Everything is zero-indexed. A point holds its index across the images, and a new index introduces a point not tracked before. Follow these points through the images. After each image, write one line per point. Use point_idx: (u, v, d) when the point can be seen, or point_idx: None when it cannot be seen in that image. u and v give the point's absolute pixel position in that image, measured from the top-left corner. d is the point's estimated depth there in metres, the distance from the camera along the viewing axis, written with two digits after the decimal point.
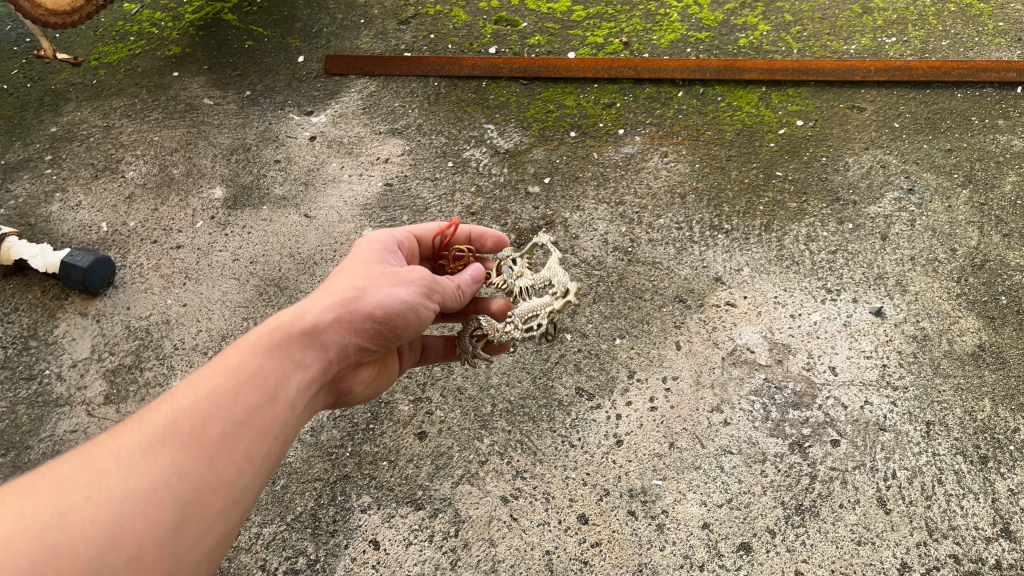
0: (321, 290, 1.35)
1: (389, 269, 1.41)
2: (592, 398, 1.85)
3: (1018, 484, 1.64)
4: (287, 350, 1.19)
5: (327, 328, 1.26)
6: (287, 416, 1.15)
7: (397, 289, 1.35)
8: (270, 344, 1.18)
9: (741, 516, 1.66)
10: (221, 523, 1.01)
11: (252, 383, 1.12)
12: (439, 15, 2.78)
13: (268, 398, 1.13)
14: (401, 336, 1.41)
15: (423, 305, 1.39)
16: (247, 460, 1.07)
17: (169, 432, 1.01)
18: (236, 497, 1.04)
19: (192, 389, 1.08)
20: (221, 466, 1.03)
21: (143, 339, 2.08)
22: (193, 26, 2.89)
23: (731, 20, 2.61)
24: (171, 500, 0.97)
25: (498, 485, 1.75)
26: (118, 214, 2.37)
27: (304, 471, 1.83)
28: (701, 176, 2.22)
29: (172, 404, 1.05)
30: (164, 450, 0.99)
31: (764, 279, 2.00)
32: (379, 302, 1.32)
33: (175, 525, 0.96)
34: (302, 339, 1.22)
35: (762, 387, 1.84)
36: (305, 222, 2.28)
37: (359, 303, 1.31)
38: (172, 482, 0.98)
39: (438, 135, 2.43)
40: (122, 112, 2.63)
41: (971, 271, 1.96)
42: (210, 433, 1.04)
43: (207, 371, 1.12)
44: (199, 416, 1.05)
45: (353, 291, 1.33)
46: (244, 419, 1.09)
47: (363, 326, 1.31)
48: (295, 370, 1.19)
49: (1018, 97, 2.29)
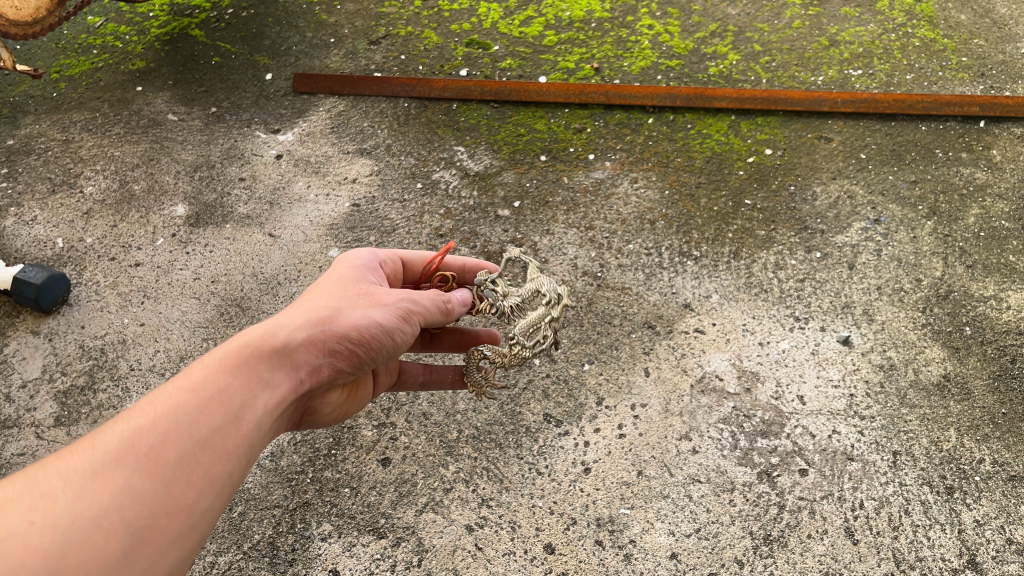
0: (294, 306, 1.31)
1: (367, 290, 1.38)
2: (560, 425, 1.83)
3: (984, 515, 1.64)
4: (258, 367, 1.14)
5: (300, 346, 1.22)
6: (253, 438, 1.10)
7: (373, 311, 1.33)
8: (239, 360, 1.13)
9: (709, 546, 1.64)
10: (172, 551, 0.97)
11: (217, 401, 1.08)
12: (410, 36, 2.77)
13: (232, 417, 1.08)
14: (377, 360, 1.37)
15: (399, 329, 1.37)
16: (207, 483, 1.02)
17: (124, 452, 0.97)
18: (192, 523, 0.99)
19: (152, 406, 1.03)
20: (179, 489, 0.99)
21: (97, 359, 2.02)
22: (158, 41, 2.85)
23: (701, 49, 2.63)
24: (120, 525, 0.92)
25: (463, 514, 1.71)
26: (74, 229, 2.30)
27: (263, 498, 1.78)
28: (670, 204, 2.21)
29: (129, 421, 1.00)
30: (117, 472, 0.95)
31: (733, 306, 1.99)
32: (355, 323, 1.29)
33: (122, 553, 0.91)
34: (273, 356, 1.17)
35: (730, 415, 1.82)
36: (270, 242, 2.23)
37: (333, 322, 1.28)
38: (124, 507, 0.93)
39: (408, 155, 2.40)
40: (82, 126, 2.57)
41: (936, 301, 1.98)
42: (169, 453, 0.99)
43: (170, 386, 1.07)
44: (157, 436, 1.00)
45: (329, 310, 1.29)
46: (206, 439, 1.04)
47: (338, 347, 1.27)
48: (265, 389, 1.14)
49: (981, 131, 2.33)
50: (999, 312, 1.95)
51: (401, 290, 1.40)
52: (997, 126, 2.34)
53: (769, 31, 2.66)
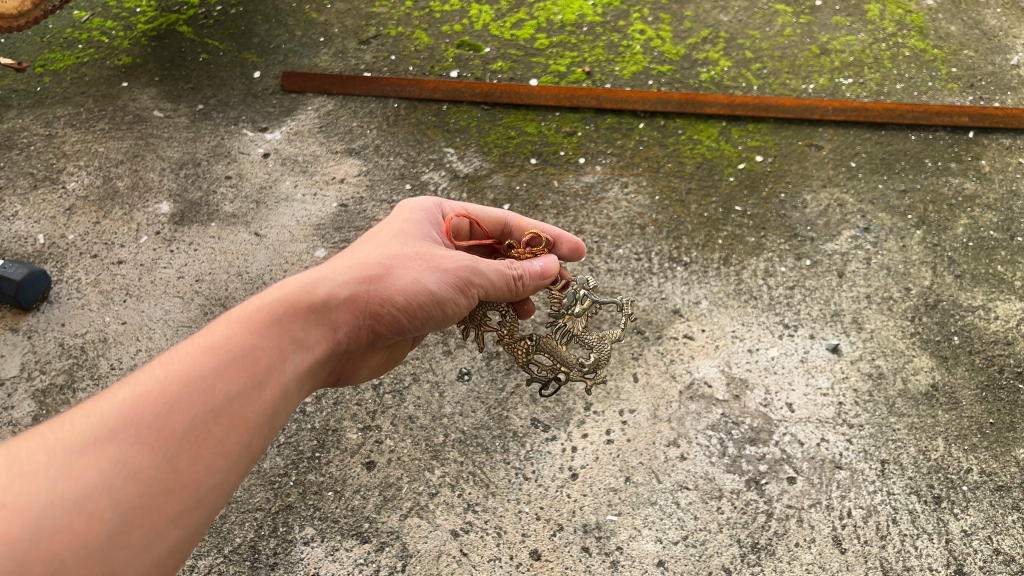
0: (340, 261, 1.34)
1: (424, 251, 1.39)
2: (547, 430, 1.81)
3: (971, 525, 1.64)
4: (283, 330, 1.16)
5: (334, 309, 1.24)
6: (275, 403, 1.12)
7: (426, 276, 1.35)
8: (265, 322, 1.15)
9: (697, 554, 1.63)
10: (173, 529, 0.96)
11: (237, 365, 1.09)
12: (401, 37, 2.75)
13: (253, 383, 1.09)
14: (422, 325, 1.40)
15: (452, 299, 1.39)
16: (217, 456, 1.02)
17: (125, 423, 0.97)
18: (199, 499, 1.00)
19: (163, 371, 1.03)
20: (182, 465, 0.98)
21: (77, 357, 1.99)
22: (145, 36, 2.81)
23: (692, 55, 2.62)
24: (108, 506, 0.91)
25: (448, 519, 1.69)
26: (56, 226, 2.27)
27: (244, 501, 1.75)
28: (661, 209, 2.20)
29: (136, 387, 1.00)
30: (114, 446, 0.94)
31: (723, 313, 1.98)
32: (401, 287, 1.32)
33: (110, 535, 0.90)
34: (305, 316, 1.20)
35: (719, 422, 1.81)
36: (255, 241, 2.20)
37: (379, 283, 1.31)
38: (114, 485, 0.92)
39: (397, 156, 2.38)
40: (65, 121, 2.54)
41: (925, 310, 1.97)
42: (176, 424, 1.00)
43: (188, 351, 1.08)
44: (163, 407, 1.00)
45: (377, 269, 1.32)
46: (219, 409, 1.04)
47: (380, 310, 1.30)
48: (290, 352, 1.16)
49: (970, 141, 2.33)
50: (987, 322, 1.95)
51: (468, 257, 1.40)
52: (986, 137, 2.34)
53: (760, 38, 2.65)
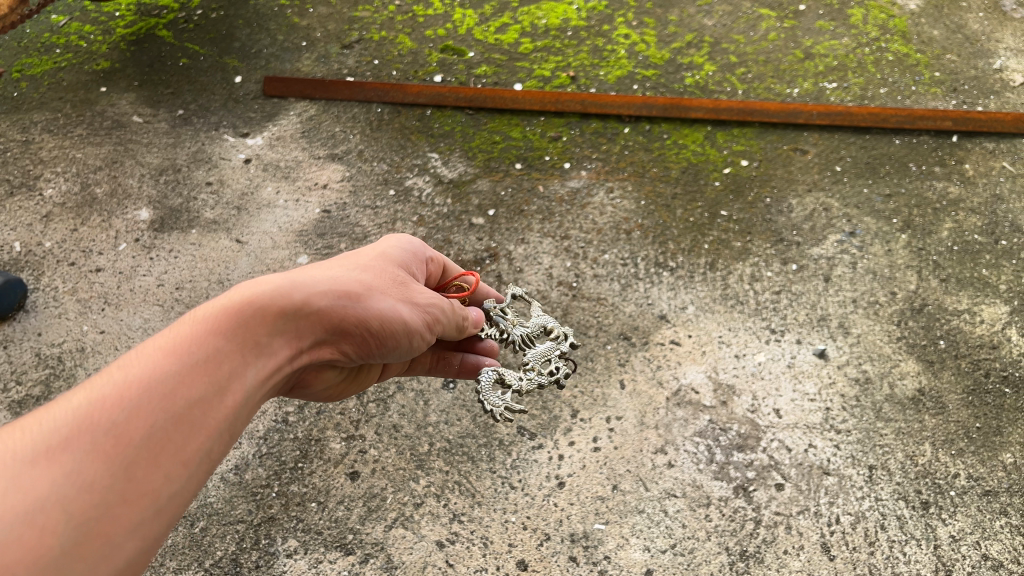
0: (314, 270, 1.18)
1: (401, 276, 1.29)
2: (534, 438, 1.79)
3: (960, 531, 1.64)
4: (257, 332, 1.01)
5: (308, 317, 1.09)
6: (237, 413, 0.97)
7: (401, 305, 1.24)
8: (238, 321, 1.00)
9: (685, 562, 1.62)
10: (128, 541, 0.82)
11: (202, 368, 0.94)
12: (384, 41, 2.72)
13: (217, 389, 0.95)
14: (386, 355, 1.28)
15: (418, 334, 1.30)
16: (178, 463, 0.88)
17: (80, 427, 0.82)
18: (158, 509, 0.85)
19: (123, 372, 0.89)
20: (141, 474, 0.84)
21: (54, 368, 1.96)
22: (124, 41, 2.77)
23: (677, 59, 2.61)
24: (61, 519, 0.77)
25: (433, 529, 1.68)
26: (33, 233, 2.24)
27: (226, 513, 1.72)
28: (646, 214, 2.19)
29: (92, 391, 0.85)
30: (66, 453, 0.80)
31: (709, 318, 1.97)
32: (379, 310, 1.19)
33: (64, 551, 0.76)
34: (279, 322, 1.05)
35: (706, 429, 1.80)
36: (237, 248, 2.18)
37: (359, 300, 1.17)
38: (68, 496, 0.78)
39: (380, 161, 2.36)
40: (43, 127, 2.50)
41: (911, 314, 1.97)
42: (135, 430, 0.85)
43: (148, 350, 0.92)
44: (123, 412, 0.85)
45: (356, 287, 1.17)
46: (184, 415, 0.90)
47: (353, 327, 1.17)
48: (260, 358, 1.02)
49: (954, 145, 2.33)
50: (973, 326, 1.95)
51: (434, 295, 1.33)
52: (969, 141, 2.34)
53: (744, 43, 2.65)
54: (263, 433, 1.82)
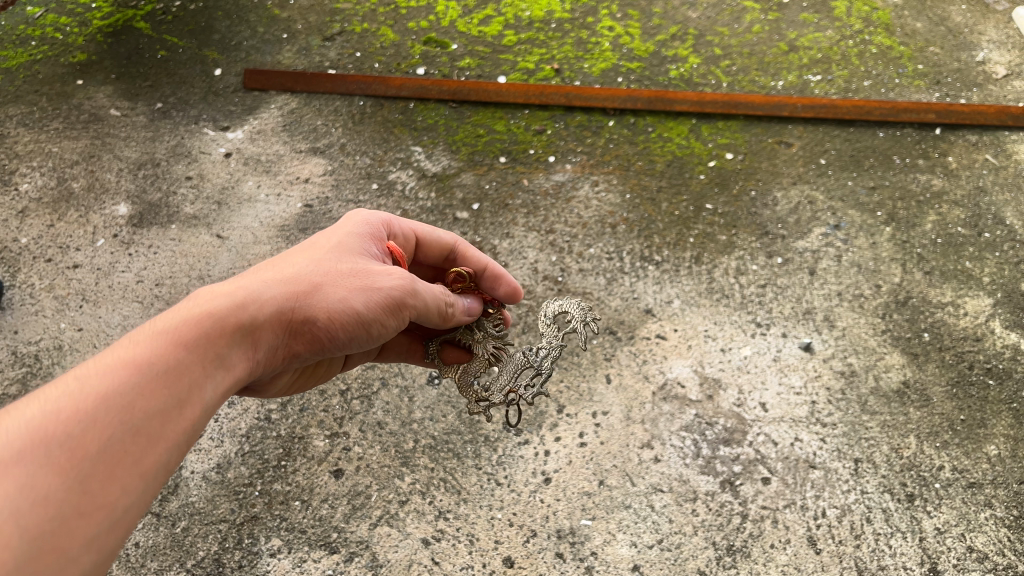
0: (270, 270, 1.22)
1: (360, 265, 1.27)
2: (520, 433, 1.77)
3: (944, 523, 1.64)
4: (213, 345, 1.07)
5: (263, 325, 1.14)
6: (196, 423, 1.02)
7: (354, 296, 1.22)
8: (196, 336, 1.05)
9: (672, 557, 1.62)
10: (86, 555, 0.88)
11: (160, 380, 0.99)
12: (366, 33, 2.69)
13: (175, 402, 1.00)
14: (349, 347, 1.29)
15: (379, 322, 1.26)
16: (134, 475, 0.93)
17: (34, 442, 0.87)
18: (115, 520, 0.91)
19: (80, 385, 0.94)
20: (97, 487, 0.89)
21: (31, 366, 1.94)
22: (101, 33, 2.72)
23: (661, 51, 2.59)
24: (17, 531, 0.82)
25: (418, 527, 1.66)
26: (9, 229, 2.20)
27: (207, 512, 1.70)
28: (631, 207, 2.18)
29: (47, 403, 0.91)
30: (20, 467, 0.85)
31: (695, 312, 1.96)
32: (328, 306, 1.21)
33: (21, 562, 0.81)
34: (234, 334, 1.10)
35: (692, 423, 1.79)
36: (217, 243, 2.15)
37: (306, 300, 1.19)
38: (22, 510, 0.83)
39: (363, 155, 2.34)
40: (18, 121, 2.46)
41: (895, 307, 1.97)
42: (90, 443, 0.91)
43: (105, 364, 0.98)
44: (79, 425, 0.91)
45: (306, 286, 1.20)
46: (140, 426, 0.95)
47: (303, 326, 1.20)
48: (214, 370, 1.06)
49: (937, 138, 2.33)
50: (957, 318, 1.95)
51: (404, 274, 1.28)
52: (953, 134, 2.34)
53: (729, 35, 2.63)
54: (245, 432, 1.80)
